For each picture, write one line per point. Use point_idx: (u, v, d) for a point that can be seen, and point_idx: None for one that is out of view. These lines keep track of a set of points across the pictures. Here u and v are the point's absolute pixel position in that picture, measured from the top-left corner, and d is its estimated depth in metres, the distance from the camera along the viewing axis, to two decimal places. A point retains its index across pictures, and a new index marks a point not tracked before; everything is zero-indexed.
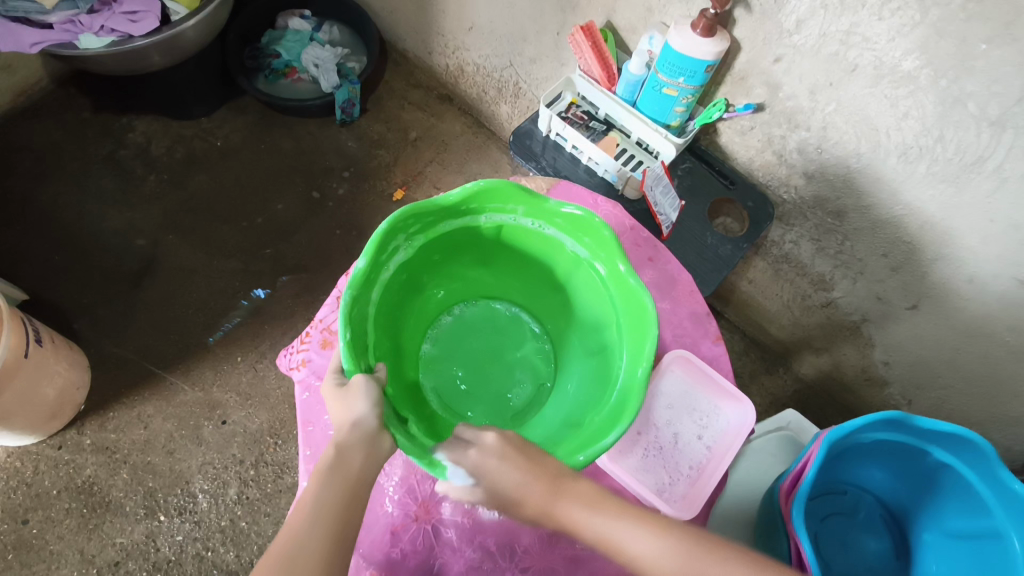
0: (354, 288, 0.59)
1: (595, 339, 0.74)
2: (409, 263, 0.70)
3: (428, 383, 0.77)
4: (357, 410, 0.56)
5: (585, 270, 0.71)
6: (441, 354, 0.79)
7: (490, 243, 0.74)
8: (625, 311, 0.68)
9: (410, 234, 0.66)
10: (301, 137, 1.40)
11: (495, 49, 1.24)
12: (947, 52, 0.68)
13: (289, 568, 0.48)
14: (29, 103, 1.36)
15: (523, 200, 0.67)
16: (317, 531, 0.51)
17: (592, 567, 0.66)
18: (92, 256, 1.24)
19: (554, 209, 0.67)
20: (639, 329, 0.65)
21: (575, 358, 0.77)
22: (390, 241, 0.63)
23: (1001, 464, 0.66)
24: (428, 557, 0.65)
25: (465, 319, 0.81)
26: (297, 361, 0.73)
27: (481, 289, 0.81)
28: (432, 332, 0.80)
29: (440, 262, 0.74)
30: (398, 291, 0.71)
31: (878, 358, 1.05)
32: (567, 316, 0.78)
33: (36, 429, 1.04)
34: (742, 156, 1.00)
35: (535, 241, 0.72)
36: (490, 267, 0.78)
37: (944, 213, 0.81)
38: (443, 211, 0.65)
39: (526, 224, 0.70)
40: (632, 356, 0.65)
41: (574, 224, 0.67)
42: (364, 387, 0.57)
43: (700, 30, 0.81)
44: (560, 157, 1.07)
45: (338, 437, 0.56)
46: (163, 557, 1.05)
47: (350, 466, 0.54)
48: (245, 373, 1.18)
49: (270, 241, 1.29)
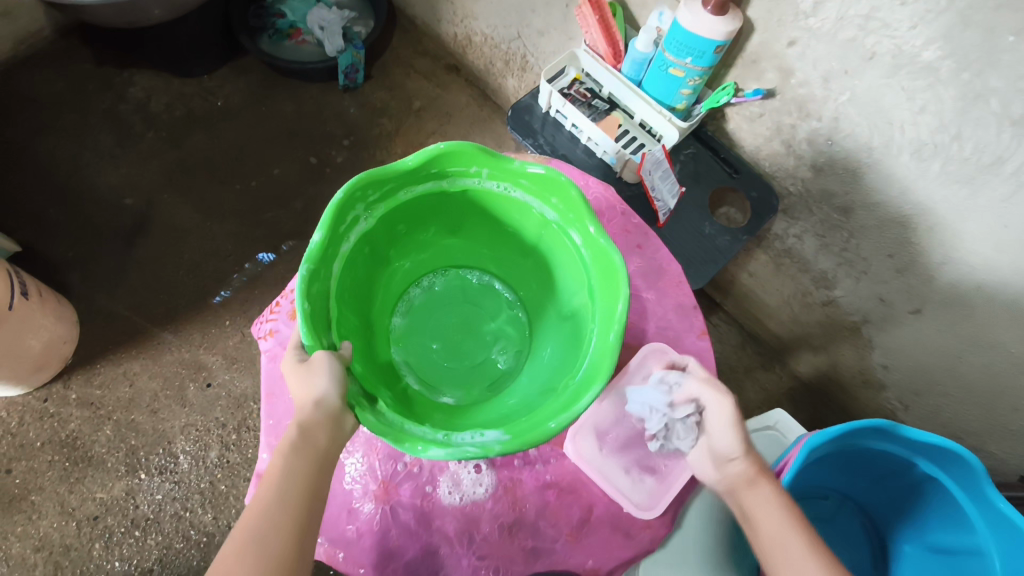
0: (311, 262, 0.56)
1: (568, 305, 0.72)
2: (372, 234, 0.67)
3: (401, 357, 0.75)
4: (320, 388, 0.53)
5: (556, 233, 0.68)
6: (413, 327, 0.78)
7: (455, 209, 0.71)
8: (596, 272, 0.65)
9: (370, 203, 0.63)
10: (303, 101, 1.37)
11: (503, 19, 1.19)
12: (972, 42, 0.64)
13: (259, 544, 0.49)
14: (31, 52, 1.34)
15: (487, 162, 0.63)
16: (281, 518, 0.50)
17: (549, 561, 0.65)
18: (87, 211, 1.23)
19: (519, 170, 0.64)
20: (612, 289, 0.62)
21: (547, 326, 0.75)
22: (348, 211, 0.60)
23: (989, 481, 0.63)
24: (384, 540, 0.64)
25: (435, 291, 0.79)
26: (264, 330, 0.72)
27: (450, 260, 0.79)
28: (402, 305, 0.78)
29: (406, 233, 0.72)
30: (362, 263, 0.68)
31: (877, 361, 1.02)
32: (540, 283, 0.76)
33: (21, 380, 1.04)
34: (749, 143, 0.95)
35: (503, 207, 0.69)
36: (458, 236, 0.76)
37: (956, 215, 0.77)
38: (405, 177, 0.62)
39: (492, 188, 0.67)
40: (604, 320, 0.63)
41: (541, 186, 0.65)
42: (326, 363, 0.53)
43: (712, 7, 0.76)
44: (559, 135, 1.04)
45: (300, 416, 0.53)
46: (141, 514, 1.06)
47: (314, 448, 0.53)
48: (233, 337, 1.17)
49: (265, 206, 1.27)
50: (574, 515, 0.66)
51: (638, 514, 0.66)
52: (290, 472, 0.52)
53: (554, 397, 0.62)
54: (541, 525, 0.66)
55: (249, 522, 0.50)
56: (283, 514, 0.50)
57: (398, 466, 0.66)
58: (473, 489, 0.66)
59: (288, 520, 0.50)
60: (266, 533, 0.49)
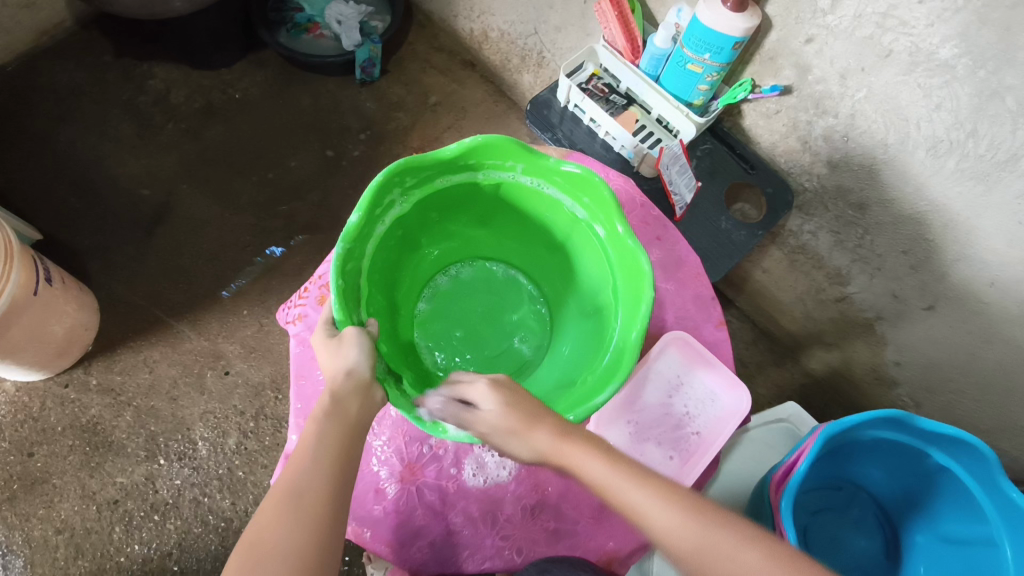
0: (347, 243, 0.58)
1: (591, 302, 0.73)
2: (405, 220, 0.69)
3: (422, 341, 0.77)
4: (352, 359, 0.55)
5: (583, 231, 0.70)
6: (437, 313, 0.80)
7: (487, 203, 0.72)
8: (622, 272, 0.66)
9: (407, 188, 0.65)
10: (320, 95, 1.38)
11: (520, 14, 1.20)
12: (988, 41, 0.65)
13: (298, 504, 0.50)
14: (52, 43, 1.36)
15: (523, 157, 0.65)
16: (316, 478, 0.52)
17: (570, 543, 0.68)
18: (107, 201, 1.25)
19: (554, 167, 0.65)
20: (636, 289, 0.64)
21: (568, 322, 0.77)
22: (385, 195, 0.62)
23: (1002, 471, 0.64)
24: (410, 519, 0.66)
25: (460, 280, 0.81)
26: (293, 315, 0.75)
27: (477, 252, 0.81)
28: (428, 291, 0.80)
29: (437, 221, 0.74)
30: (393, 247, 0.70)
31: (889, 358, 1.03)
32: (564, 280, 0.77)
33: (44, 365, 1.06)
34: (766, 140, 0.96)
35: (534, 203, 0.71)
36: (487, 228, 0.77)
37: (970, 211, 0.78)
38: (443, 165, 0.64)
39: (525, 183, 0.68)
40: (628, 319, 0.64)
41: (574, 185, 0.66)
42: (357, 337, 0.56)
43: (731, 4, 0.77)
44: (577, 129, 1.05)
45: (333, 385, 0.55)
46: (161, 499, 1.07)
47: (346, 415, 0.54)
48: (251, 327, 1.19)
49: (283, 198, 1.29)
50: (594, 500, 0.68)
51: None
52: (323, 437, 0.53)
53: (570, 392, 0.64)
54: (563, 508, 0.68)
55: (287, 481, 0.51)
56: (319, 474, 0.52)
57: (424, 448, 0.68)
58: (497, 472, 0.68)
59: (324, 481, 0.52)
60: (303, 493, 0.51)
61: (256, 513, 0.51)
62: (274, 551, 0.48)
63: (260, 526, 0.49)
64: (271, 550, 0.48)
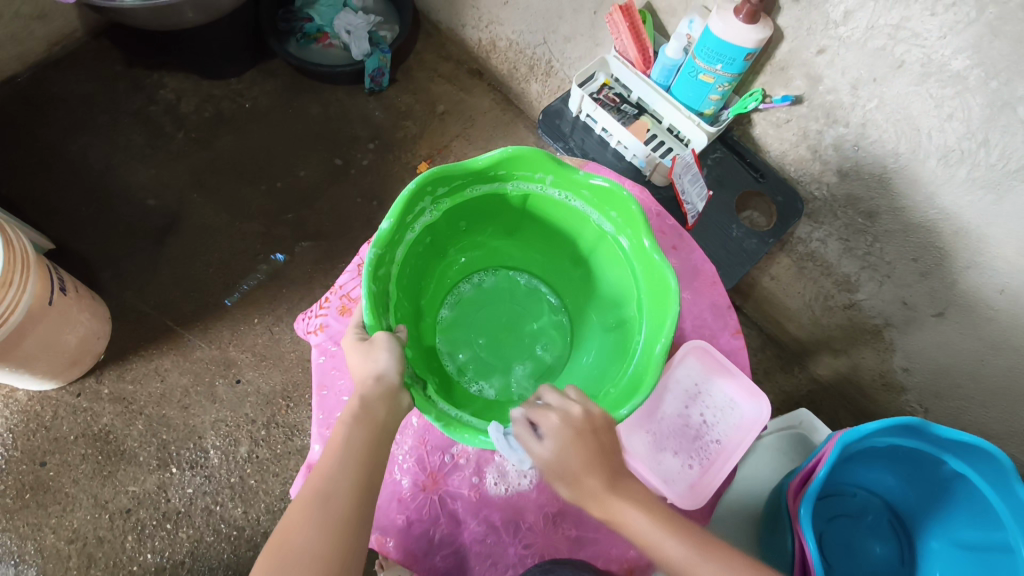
0: (378, 247, 0.60)
1: (616, 315, 0.74)
2: (434, 227, 0.70)
3: (444, 346, 0.78)
4: (381, 363, 0.56)
5: (609, 243, 0.71)
6: (460, 320, 0.80)
7: (514, 213, 0.74)
8: (647, 286, 0.67)
9: (438, 196, 0.66)
10: (330, 104, 1.39)
11: (529, 25, 1.22)
12: (1001, 53, 0.66)
13: (323, 506, 0.51)
14: (64, 53, 1.37)
15: (552, 170, 0.66)
16: (344, 483, 0.52)
17: (594, 550, 0.69)
18: (118, 210, 1.26)
19: (582, 180, 0.67)
20: (661, 304, 0.65)
21: (591, 334, 0.78)
22: (417, 202, 0.64)
23: (1018, 477, 0.64)
24: (432, 527, 0.68)
25: (484, 288, 0.82)
26: (315, 325, 0.78)
27: (502, 260, 0.82)
28: (451, 297, 0.81)
29: (464, 229, 0.75)
30: (420, 252, 0.72)
31: (898, 364, 1.04)
32: (588, 292, 0.78)
33: (57, 374, 1.06)
34: (775, 149, 0.97)
35: (561, 214, 0.72)
36: (513, 236, 0.79)
37: (982, 220, 0.79)
38: (475, 174, 0.65)
39: (554, 195, 0.70)
40: (654, 331, 0.65)
41: (602, 198, 0.67)
42: (387, 342, 0.57)
43: (743, 15, 0.78)
44: (588, 138, 1.06)
45: (362, 389, 0.56)
46: (173, 507, 1.07)
47: (374, 420, 0.55)
48: (261, 335, 1.19)
49: (292, 206, 1.30)
50: None
51: (678, 504, 0.72)
52: (350, 441, 0.54)
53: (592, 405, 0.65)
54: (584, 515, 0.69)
55: (315, 485, 0.52)
56: (347, 480, 0.52)
57: (445, 457, 0.71)
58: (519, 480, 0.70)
59: (351, 487, 0.52)
60: (331, 497, 0.51)
61: (284, 514, 0.52)
62: (302, 552, 0.49)
63: (288, 528, 0.50)
64: (298, 553, 0.49)
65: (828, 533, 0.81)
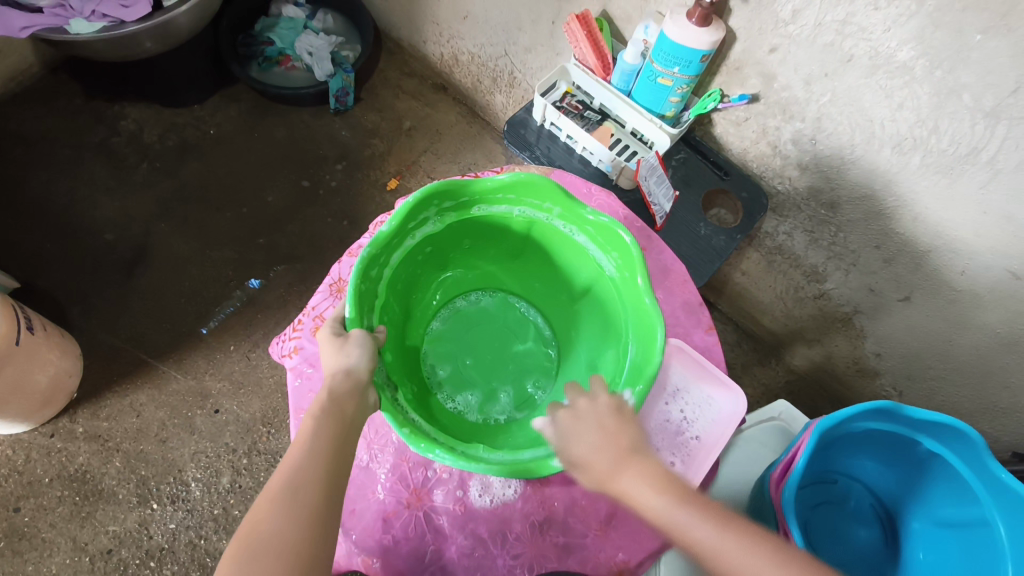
0: (374, 248, 0.62)
1: (602, 352, 0.75)
2: (436, 238, 0.72)
3: (429, 356, 0.80)
4: (352, 358, 0.57)
5: (606, 279, 0.72)
6: (448, 334, 0.83)
7: (519, 240, 0.76)
8: (636, 325, 0.68)
9: (443, 210, 0.68)
10: (296, 126, 1.39)
11: (489, 38, 1.23)
12: (943, 42, 0.68)
13: (292, 495, 0.50)
14: (20, 89, 1.34)
15: (560, 201, 0.68)
16: (313, 472, 0.52)
17: (582, 556, 0.69)
18: (84, 244, 1.23)
19: (587, 216, 0.68)
20: (647, 347, 0.65)
21: (574, 366, 0.79)
22: (421, 211, 0.66)
23: (990, 454, 0.66)
24: (418, 544, 0.68)
25: (480, 306, 0.85)
26: (289, 348, 0.77)
27: (502, 283, 0.85)
28: (446, 311, 0.83)
29: (468, 247, 0.78)
30: (418, 262, 0.74)
31: (870, 350, 1.06)
32: (579, 326, 0.80)
33: (28, 416, 1.04)
34: (736, 146, 0.99)
35: (562, 245, 0.74)
36: (518, 262, 0.81)
37: (937, 204, 0.81)
38: (485, 191, 0.68)
39: (559, 227, 0.72)
40: (637, 367, 0.65)
41: (604, 237, 0.69)
42: (360, 338, 0.58)
43: (696, 19, 0.80)
44: (554, 147, 1.07)
45: (330, 383, 0.56)
46: (156, 545, 1.05)
47: (342, 413, 0.55)
48: (238, 362, 1.18)
49: (263, 230, 1.29)
50: (600, 510, 0.71)
51: None
52: (317, 433, 0.54)
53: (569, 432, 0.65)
54: (571, 522, 0.70)
55: (283, 474, 0.51)
56: (316, 469, 0.52)
57: (428, 473, 0.71)
58: (503, 490, 0.70)
59: (319, 476, 0.52)
60: (301, 486, 0.50)
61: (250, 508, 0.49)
62: (274, 540, 0.48)
63: (256, 517, 0.49)
64: (268, 541, 0.48)
65: (813, 522, 0.82)
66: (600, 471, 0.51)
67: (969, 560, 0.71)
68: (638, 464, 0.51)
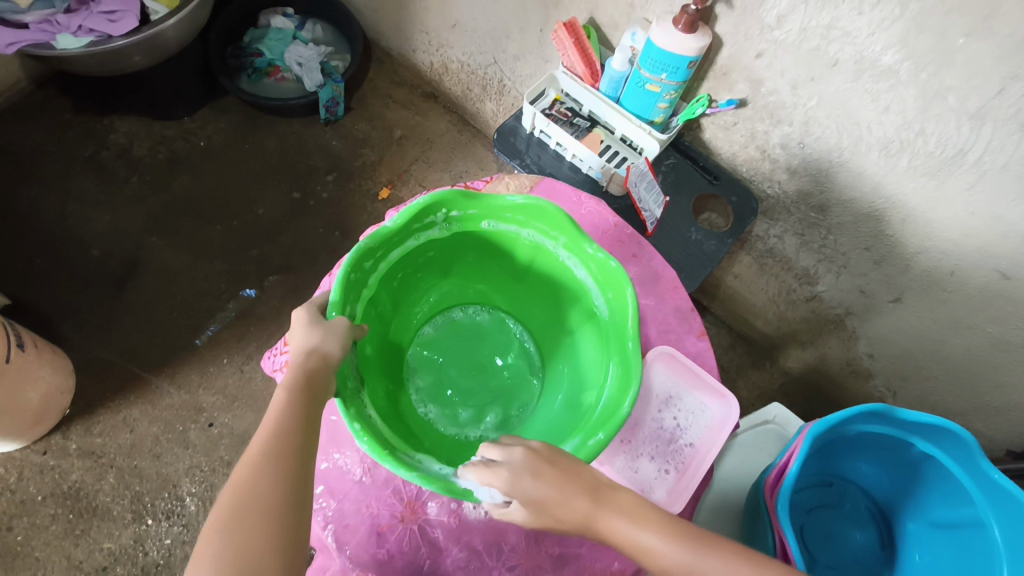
0: (371, 242, 0.62)
1: (584, 384, 0.73)
2: (441, 246, 0.72)
3: (413, 359, 0.82)
4: (328, 332, 0.57)
5: (600, 316, 0.71)
6: (437, 341, 0.84)
7: (523, 263, 0.76)
8: (618, 367, 0.66)
9: (452, 220, 0.68)
10: (286, 137, 1.39)
11: (479, 46, 1.23)
12: (926, 46, 0.69)
13: (272, 469, 0.50)
14: (9, 104, 1.34)
15: (567, 233, 0.68)
16: (289, 436, 0.52)
17: (578, 566, 0.69)
18: (74, 260, 1.23)
19: (592, 253, 0.67)
20: (620, 394, 0.63)
21: (555, 397, 0.78)
22: (429, 215, 0.66)
23: (983, 455, 0.66)
24: (413, 557, 0.67)
25: (475, 321, 0.85)
26: (280, 363, 0.77)
27: (502, 304, 0.85)
28: (441, 318, 0.85)
29: (472, 261, 0.78)
30: (420, 265, 0.74)
31: (863, 351, 1.06)
32: (568, 358, 0.79)
33: (20, 434, 1.03)
34: (726, 151, 1.00)
35: (564, 277, 0.74)
36: (519, 286, 0.81)
37: (926, 206, 0.82)
38: (496, 209, 0.68)
39: (563, 257, 0.71)
40: (611, 404, 0.64)
41: (604, 276, 0.68)
42: (335, 324, 0.58)
43: (682, 25, 0.80)
44: (544, 154, 1.07)
45: (303, 362, 0.56)
46: (151, 561, 1.04)
47: (317, 390, 0.55)
48: (232, 375, 1.17)
49: (255, 242, 1.28)
50: None
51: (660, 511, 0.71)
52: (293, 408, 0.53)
53: None
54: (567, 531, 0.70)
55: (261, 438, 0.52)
56: (294, 444, 0.52)
57: (422, 485, 0.70)
58: None
59: (297, 451, 0.52)
60: (279, 460, 0.50)
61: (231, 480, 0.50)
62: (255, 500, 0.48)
63: (236, 491, 0.49)
64: (252, 513, 0.48)
65: (809, 526, 0.82)
66: (575, 516, 0.53)
67: (964, 562, 0.71)
68: (613, 503, 0.53)
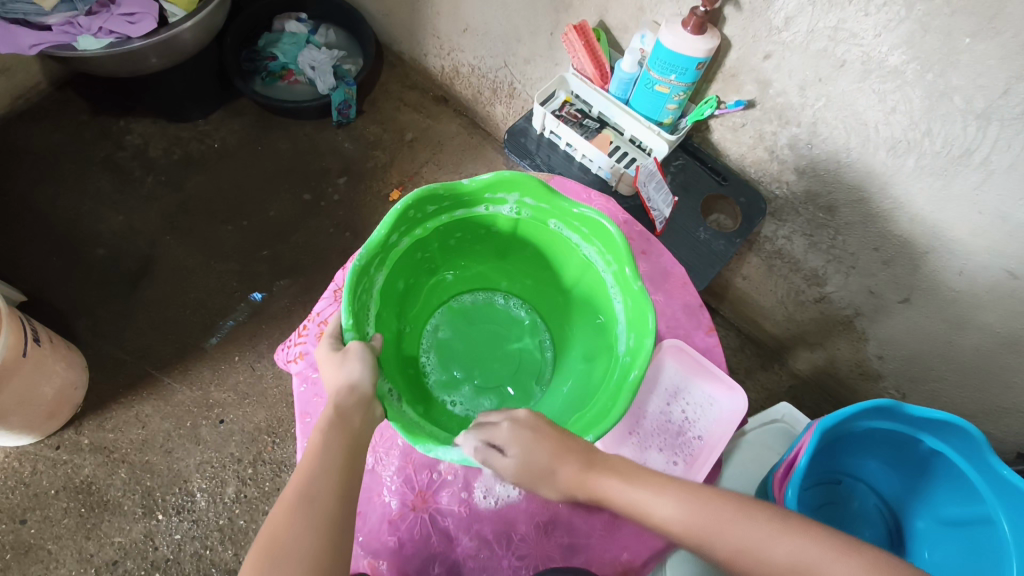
0: (442, 191, 0.66)
1: (576, 398, 0.73)
2: (507, 228, 0.75)
3: (442, 316, 0.85)
4: (354, 373, 0.58)
5: (615, 350, 0.71)
6: (468, 313, 0.86)
7: (570, 270, 0.78)
8: (610, 390, 0.66)
9: (524, 206, 0.71)
10: (299, 139, 1.41)
11: (489, 50, 1.25)
12: (932, 47, 0.70)
13: (308, 507, 0.51)
14: (28, 106, 1.37)
15: (618, 259, 0.69)
16: (324, 487, 0.53)
17: (587, 556, 0.69)
18: (89, 258, 1.25)
19: (632, 287, 0.68)
20: (599, 418, 0.63)
21: (544, 408, 0.77)
22: (505, 192, 0.69)
23: (991, 450, 0.66)
24: (423, 547, 0.68)
25: (510, 313, 0.87)
26: (294, 354, 0.79)
27: (540, 308, 0.86)
28: (483, 295, 0.87)
29: (530, 256, 0.80)
30: (481, 237, 0.78)
31: (872, 352, 1.06)
32: (570, 377, 0.78)
33: (35, 428, 1.04)
34: (734, 152, 1.01)
35: (602, 300, 0.75)
36: (560, 298, 0.82)
37: (932, 205, 0.82)
38: (566, 212, 0.70)
39: (608, 281, 0.72)
40: (598, 414, 0.64)
41: (635, 314, 0.68)
42: (360, 352, 0.59)
43: (691, 27, 0.82)
44: (554, 155, 1.08)
45: (336, 399, 0.57)
46: (161, 556, 1.05)
47: (350, 427, 0.56)
48: (243, 373, 1.19)
49: (268, 242, 1.30)
50: None
51: None
52: (328, 447, 0.55)
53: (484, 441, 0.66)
54: (575, 522, 0.70)
55: (295, 488, 0.52)
56: (329, 482, 0.53)
57: (433, 475, 0.72)
58: (506, 492, 0.71)
59: (332, 489, 0.53)
60: (315, 498, 0.52)
61: (267, 520, 0.51)
62: (286, 553, 0.49)
63: (274, 529, 0.50)
64: (291, 550, 0.49)
65: (818, 523, 0.81)
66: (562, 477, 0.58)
67: (975, 558, 0.71)
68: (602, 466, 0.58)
